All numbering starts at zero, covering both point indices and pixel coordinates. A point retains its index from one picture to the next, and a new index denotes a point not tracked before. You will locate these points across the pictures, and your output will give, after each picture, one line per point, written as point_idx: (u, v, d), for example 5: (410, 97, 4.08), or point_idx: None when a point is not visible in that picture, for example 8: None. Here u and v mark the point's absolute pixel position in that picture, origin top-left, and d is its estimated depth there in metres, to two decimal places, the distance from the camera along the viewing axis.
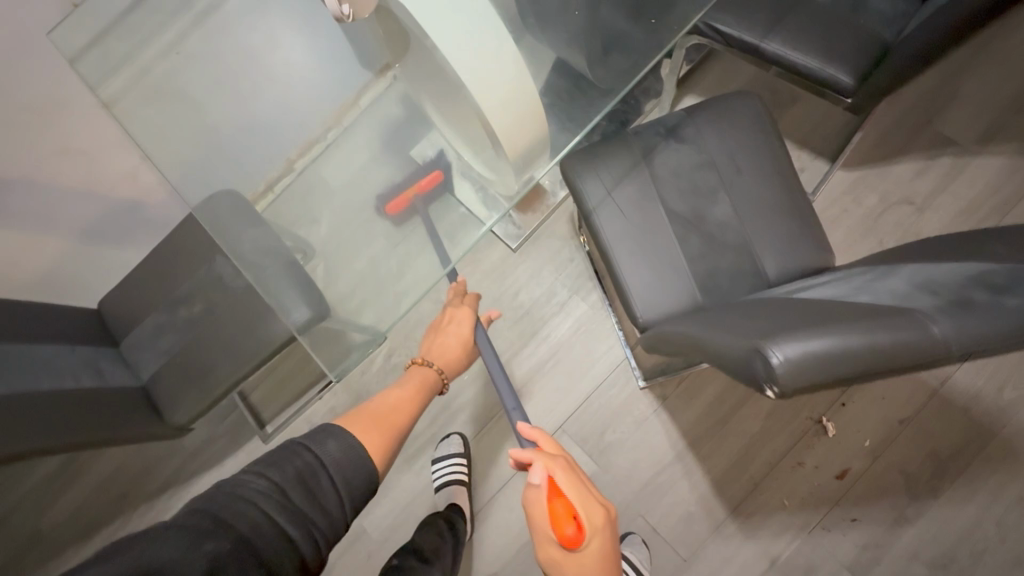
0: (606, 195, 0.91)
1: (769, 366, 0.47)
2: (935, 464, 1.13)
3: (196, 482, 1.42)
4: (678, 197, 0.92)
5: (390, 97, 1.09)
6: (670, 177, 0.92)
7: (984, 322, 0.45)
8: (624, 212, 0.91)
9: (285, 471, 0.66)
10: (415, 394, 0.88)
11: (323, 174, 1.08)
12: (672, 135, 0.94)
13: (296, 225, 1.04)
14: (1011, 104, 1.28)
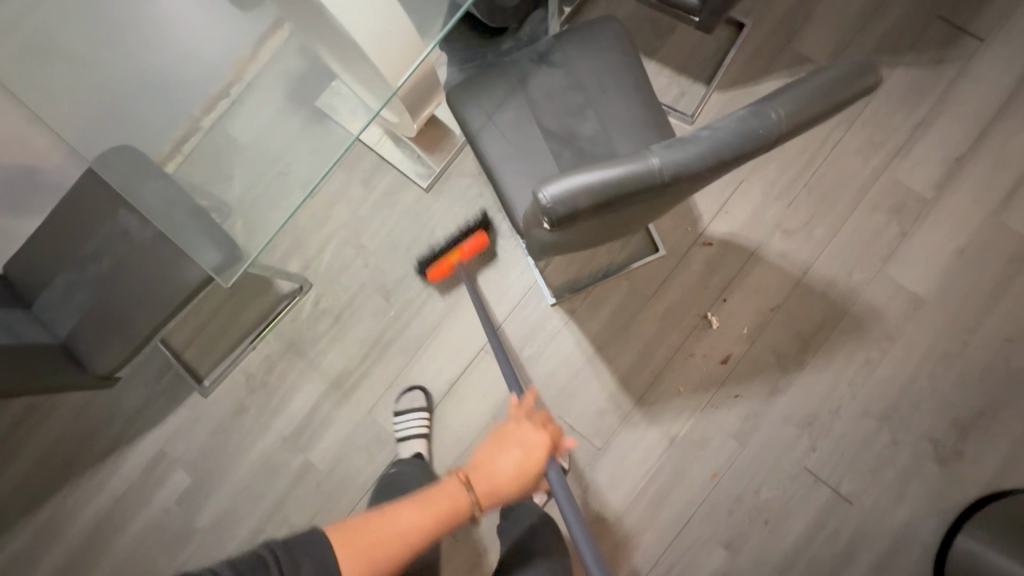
0: (489, 117, 1.00)
1: (539, 202, 0.53)
2: (800, 341, 1.31)
3: (139, 444, 1.45)
4: (552, 117, 1.01)
5: (289, 49, 1.06)
6: (547, 101, 1.01)
7: (692, 148, 0.54)
8: (504, 133, 0.99)
9: (237, 568, 0.62)
10: (444, 509, 0.74)
11: (230, 133, 1.07)
12: (544, 60, 1.02)
13: (209, 183, 1.05)
14: (859, 21, 1.42)
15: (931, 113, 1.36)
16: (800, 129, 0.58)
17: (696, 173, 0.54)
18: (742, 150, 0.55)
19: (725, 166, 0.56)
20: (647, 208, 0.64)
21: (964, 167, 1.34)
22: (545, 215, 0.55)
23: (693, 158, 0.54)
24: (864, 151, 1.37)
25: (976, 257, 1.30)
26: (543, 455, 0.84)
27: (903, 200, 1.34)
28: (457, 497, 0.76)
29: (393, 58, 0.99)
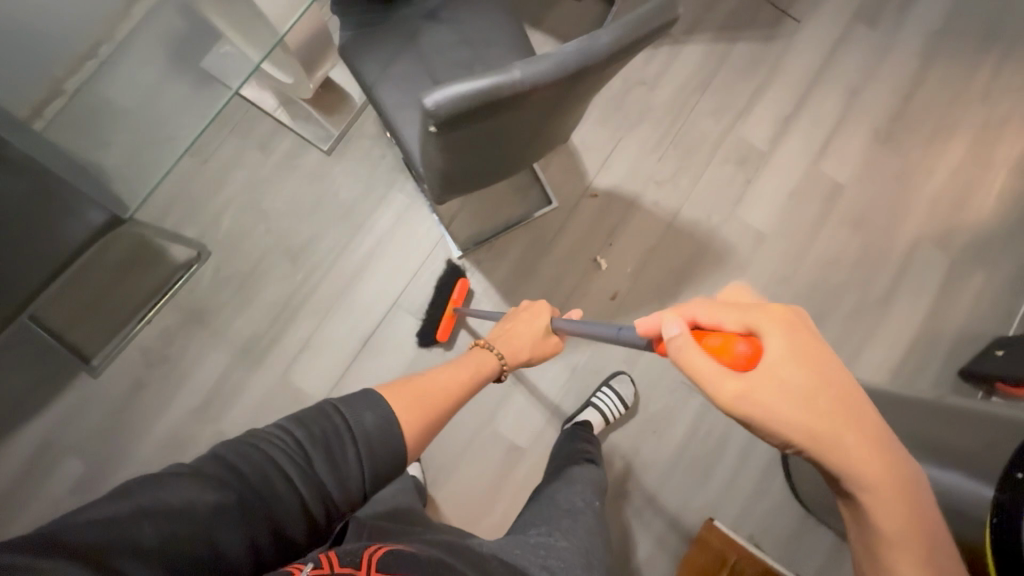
0: (384, 69, 1.06)
1: (424, 108, 0.64)
2: (674, 275, 1.53)
3: (18, 435, 1.33)
4: (445, 70, 1.08)
5: (169, 7, 1.03)
6: (437, 55, 1.08)
7: (542, 64, 0.65)
8: (398, 84, 1.06)
9: (312, 429, 0.66)
10: (477, 373, 0.97)
11: (102, 94, 1.01)
12: (432, 18, 1.10)
13: (87, 150, 1.00)
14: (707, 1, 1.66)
15: (766, 80, 1.63)
16: (639, 42, 0.69)
17: (550, 82, 0.66)
18: (589, 62, 0.66)
19: (576, 76, 0.68)
20: (526, 116, 0.75)
21: (791, 125, 1.62)
22: (431, 120, 0.65)
23: (546, 71, 0.65)
24: (716, 113, 1.61)
25: (802, 198, 1.59)
26: (546, 322, 1.13)
27: (747, 153, 1.60)
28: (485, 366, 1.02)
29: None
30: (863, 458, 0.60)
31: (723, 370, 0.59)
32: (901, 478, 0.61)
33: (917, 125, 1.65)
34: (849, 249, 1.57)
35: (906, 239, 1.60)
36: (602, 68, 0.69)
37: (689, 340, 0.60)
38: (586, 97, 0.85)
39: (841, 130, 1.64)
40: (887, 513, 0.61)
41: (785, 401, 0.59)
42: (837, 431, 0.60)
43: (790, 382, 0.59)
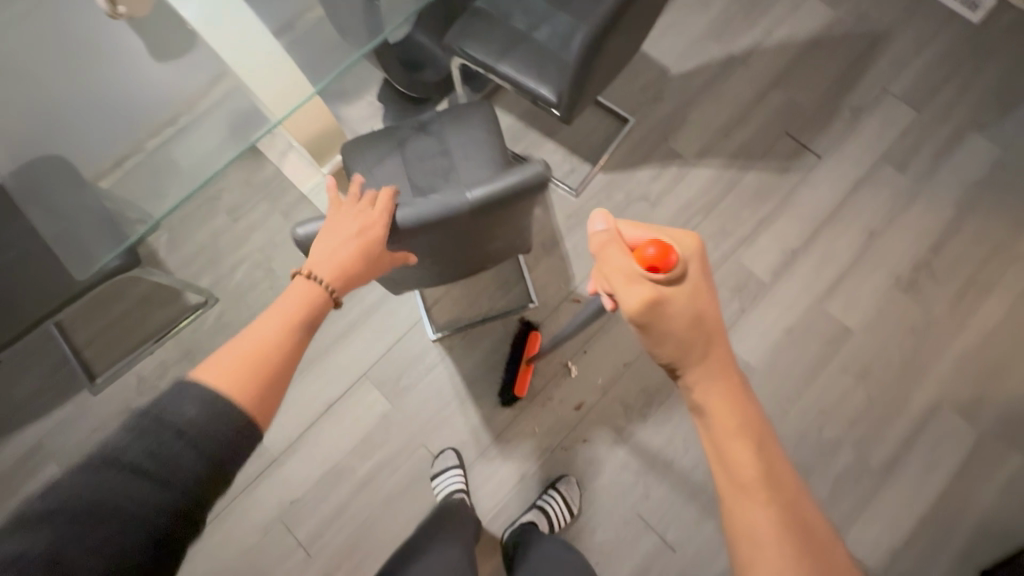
0: (369, 169, 1.19)
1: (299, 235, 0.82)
2: (646, 397, 1.47)
3: (20, 433, 1.50)
4: (421, 176, 1.19)
5: (234, 95, 1.24)
6: (420, 164, 1.20)
7: (405, 213, 0.76)
8: (379, 183, 1.18)
9: (136, 445, 0.58)
10: (342, 275, 0.80)
11: (172, 154, 1.22)
12: (423, 128, 1.22)
13: (143, 200, 1.20)
14: (723, 129, 1.69)
15: (774, 212, 1.61)
16: (503, 202, 0.75)
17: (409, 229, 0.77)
18: (447, 218, 0.75)
19: (439, 227, 0.77)
20: (415, 249, 0.86)
21: (797, 260, 1.56)
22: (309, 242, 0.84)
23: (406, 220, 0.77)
24: (716, 237, 1.59)
25: (800, 337, 1.50)
26: None
27: (744, 281, 1.55)
28: (369, 223, 0.79)
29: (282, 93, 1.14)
30: (711, 390, 0.68)
31: (637, 274, 0.66)
32: (753, 436, 0.66)
33: (942, 279, 1.54)
34: (847, 402, 1.44)
35: (918, 402, 1.44)
36: (469, 219, 0.77)
37: (612, 240, 0.70)
38: (500, 229, 0.90)
39: (853, 272, 1.55)
40: (740, 461, 0.65)
41: (674, 316, 0.66)
42: (710, 366, 0.68)
43: (683, 302, 0.67)
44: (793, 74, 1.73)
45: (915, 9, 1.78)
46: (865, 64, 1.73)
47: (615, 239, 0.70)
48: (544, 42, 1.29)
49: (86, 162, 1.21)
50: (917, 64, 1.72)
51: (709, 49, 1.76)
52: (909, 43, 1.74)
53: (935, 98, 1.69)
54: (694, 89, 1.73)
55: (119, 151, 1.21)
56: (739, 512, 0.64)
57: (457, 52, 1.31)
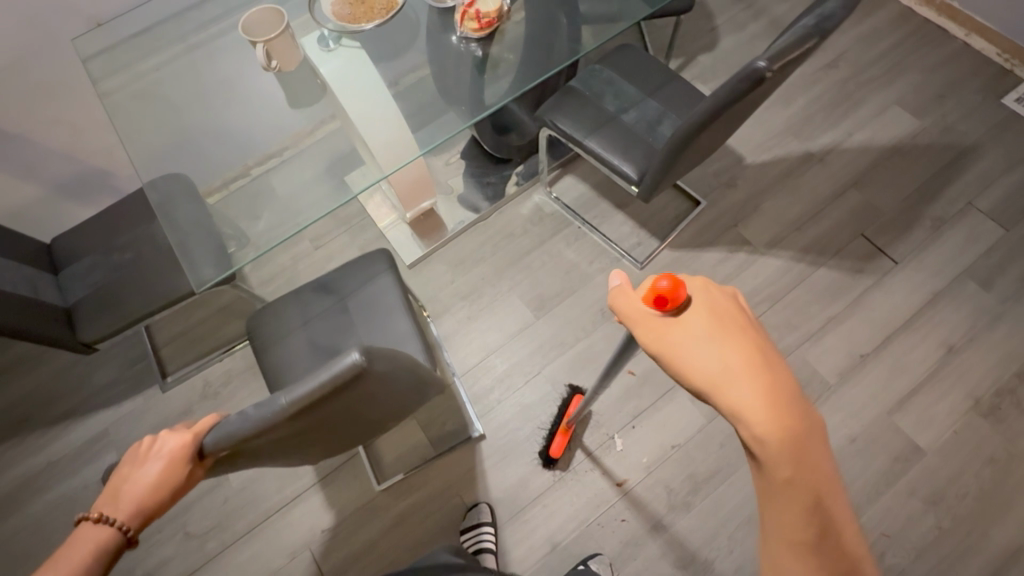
0: (279, 336, 1.21)
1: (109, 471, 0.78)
2: (692, 484, 1.42)
3: (91, 417, 1.60)
4: (327, 333, 1.21)
5: (337, 136, 1.41)
6: (322, 326, 1.22)
7: (215, 435, 0.73)
8: (286, 352, 1.20)
9: None
10: (145, 505, 0.74)
11: (272, 183, 1.39)
12: (322, 288, 1.25)
13: (240, 219, 1.35)
14: (797, 222, 1.69)
15: (845, 311, 1.57)
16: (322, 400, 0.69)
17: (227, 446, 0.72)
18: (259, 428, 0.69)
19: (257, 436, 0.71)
20: (261, 452, 0.80)
21: (865, 365, 1.51)
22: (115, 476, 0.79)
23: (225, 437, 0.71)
24: (781, 329, 1.56)
25: (864, 448, 1.42)
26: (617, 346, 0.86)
27: (807, 379, 1.50)
28: (180, 442, 0.75)
29: (392, 154, 1.22)
30: (766, 433, 0.54)
31: (646, 312, 0.65)
32: (806, 480, 0.53)
33: None
34: (913, 528, 1.34)
35: (997, 544, 1.32)
36: (293, 421, 0.70)
37: (624, 291, 0.68)
38: (371, 404, 0.82)
39: (927, 387, 1.47)
40: (783, 502, 0.53)
41: (694, 348, 0.61)
42: (763, 401, 0.55)
43: (701, 328, 0.62)
44: (872, 177, 1.73)
45: (1006, 127, 1.77)
46: (950, 175, 1.71)
47: (628, 289, 0.68)
48: (631, 124, 1.37)
49: (202, 177, 1.38)
50: (1006, 181, 1.69)
51: (787, 144, 1.80)
52: (998, 159, 1.72)
53: None
54: (769, 180, 1.75)
55: (232, 171, 1.39)
56: (793, 573, 0.52)
57: (546, 123, 1.40)
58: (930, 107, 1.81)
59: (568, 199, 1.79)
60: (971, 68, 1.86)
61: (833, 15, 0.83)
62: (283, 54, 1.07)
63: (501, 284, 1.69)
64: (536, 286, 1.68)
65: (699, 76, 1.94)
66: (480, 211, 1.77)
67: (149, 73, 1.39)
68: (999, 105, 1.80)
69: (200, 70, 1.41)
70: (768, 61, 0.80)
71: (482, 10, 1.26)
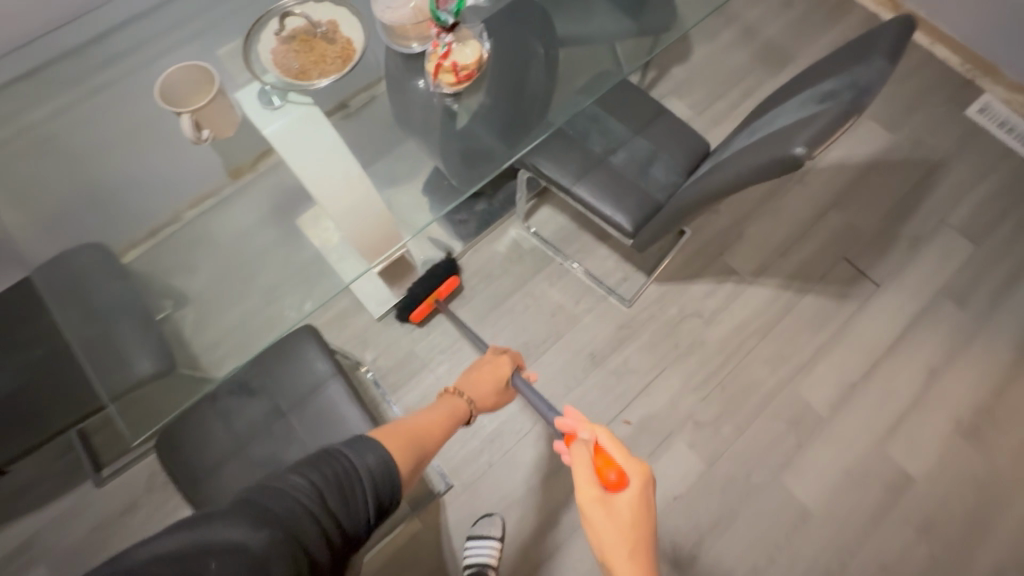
0: (215, 461, 1.03)
1: None
2: (697, 534, 1.38)
3: (14, 525, 1.38)
4: (263, 446, 1.06)
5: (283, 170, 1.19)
6: (255, 438, 1.06)
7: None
8: (226, 477, 1.03)
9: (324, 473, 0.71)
10: None
11: (210, 229, 1.22)
12: (242, 390, 1.09)
13: (171, 274, 1.16)
14: (781, 247, 1.65)
15: (832, 340, 1.55)
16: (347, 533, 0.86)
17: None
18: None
19: None
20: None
21: (856, 394, 1.50)
22: None
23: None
24: (772, 362, 1.53)
25: (859, 480, 1.42)
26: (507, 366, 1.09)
27: (802, 414, 1.48)
28: None
29: (360, 224, 1.05)
30: None
31: (590, 481, 0.73)
32: None
33: (1005, 428, 1.47)
34: (908, 558, 1.36)
35: (982, 566, 1.36)
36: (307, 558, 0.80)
37: (584, 448, 0.76)
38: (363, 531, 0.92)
39: (914, 413, 1.48)
40: None
41: (610, 535, 0.71)
42: None
43: (620, 522, 0.71)
44: (850, 195, 1.71)
45: (970, 139, 1.78)
46: (923, 191, 1.72)
47: (590, 448, 0.76)
48: (620, 167, 1.25)
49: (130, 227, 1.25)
50: (975, 195, 1.71)
51: None
52: (966, 173, 1.74)
53: (993, 233, 1.67)
54: (750, 203, 1.70)
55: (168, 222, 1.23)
56: None
57: (528, 165, 1.27)
58: (901, 120, 1.81)
59: (547, 232, 1.67)
60: (935, 78, 1.86)
61: (870, 87, 0.73)
62: (217, 119, 0.88)
63: (483, 330, 1.57)
64: (520, 332, 1.56)
65: (674, 91, 1.85)
66: (454, 251, 1.63)
67: (42, 127, 1.12)
68: (963, 116, 1.81)
69: (110, 114, 1.17)
70: (807, 147, 0.70)
71: None
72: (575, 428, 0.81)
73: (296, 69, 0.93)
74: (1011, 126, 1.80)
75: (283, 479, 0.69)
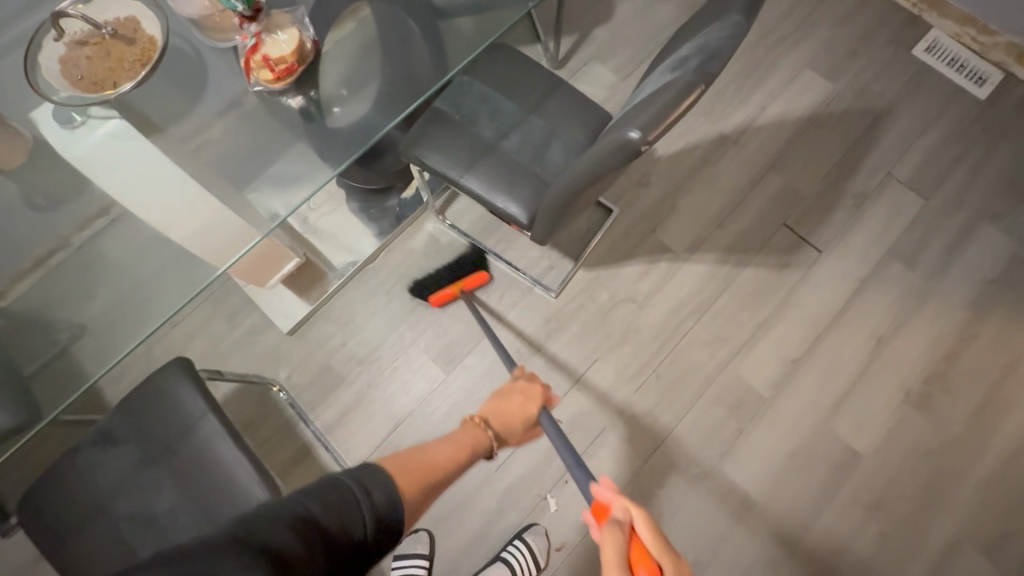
0: (80, 522, 0.95)
1: None
2: None
3: None
4: (129, 499, 0.97)
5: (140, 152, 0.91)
6: (120, 493, 0.97)
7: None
8: (92, 538, 0.95)
9: (326, 504, 0.59)
10: None
11: (104, 249, 0.98)
12: (106, 440, 0.99)
13: (63, 305, 0.97)
14: (718, 219, 1.54)
15: (774, 314, 1.46)
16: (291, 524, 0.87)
17: None
18: None
19: None
20: None
21: (800, 371, 1.41)
22: None
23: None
24: (710, 344, 1.44)
25: (804, 463, 1.35)
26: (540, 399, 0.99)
27: (742, 397, 1.40)
28: None
29: (216, 242, 0.92)
30: None
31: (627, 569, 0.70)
32: None
33: (958, 394, 1.39)
34: (857, 539, 1.30)
35: (935, 542, 1.29)
36: None
37: (622, 530, 0.74)
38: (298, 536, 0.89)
39: (862, 385, 1.40)
40: None
41: None
42: None
43: None
44: (791, 155, 1.59)
45: (918, 82, 1.65)
46: (867, 144, 1.59)
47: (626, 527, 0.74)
48: (513, 152, 1.13)
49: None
50: (923, 144, 1.59)
51: (699, 127, 1.61)
52: (913, 120, 1.61)
53: (943, 184, 1.55)
54: (683, 173, 1.57)
55: (38, 249, 0.97)
56: None
57: (412, 159, 1.14)
58: (842, 67, 1.66)
59: (466, 224, 1.55)
60: (878, 17, 1.71)
61: (720, 51, 0.63)
62: None
63: (400, 334, 1.46)
64: (441, 335, 1.46)
65: (596, 56, 1.70)
66: (365, 253, 1.51)
67: None
68: (909, 58, 1.67)
69: None
70: (643, 130, 0.60)
71: (269, 50, 0.90)
72: (609, 501, 0.78)
73: (83, 77, 0.82)
74: (961, 64, 1.66)
75: (286, 509, 0.58)
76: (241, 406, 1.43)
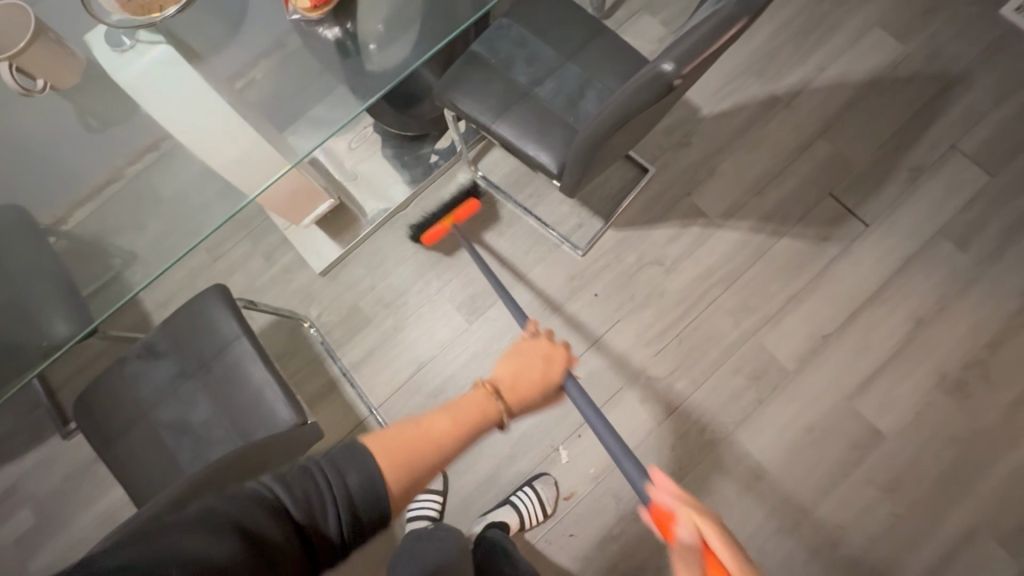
0: (125, 425, 1.04)
1: None
2: None
3: None
4: (169, 409, 1.06)
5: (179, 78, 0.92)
6: (158, 404, 1.06)
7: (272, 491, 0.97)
8: (134, 441, 1.04)
9: (296, 487, 0.56)
10: None
11: (153, 183, 1.03)
12: (147, 355, 1.07)
13: (117, 234, 1.03)
14: (758, 185, 1.48)
15: (808, 287, 1.41)
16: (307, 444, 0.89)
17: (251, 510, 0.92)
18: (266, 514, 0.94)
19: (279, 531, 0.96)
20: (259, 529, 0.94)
21: (828, 346, 1.37)
22: None
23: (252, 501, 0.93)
24: (736, 314, 1.41)
25: (822, 438, 1.33)
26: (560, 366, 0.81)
27: (764, 368, 1.37)
28: None
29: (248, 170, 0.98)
30: None
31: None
32: None
33: (998, 383, 1.32)
34: (869, 518, 1.28)
35: (952, 529, 1.26)
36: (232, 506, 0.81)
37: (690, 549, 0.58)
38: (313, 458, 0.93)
39: (893, 366, 1.35)
40: None
41: None
42: None
43: None
44: (845, 122, 1.49)
45: (998, 47, 1.50)
46: (931, 113, 1.48)
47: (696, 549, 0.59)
48: (548, 98, 1.11)
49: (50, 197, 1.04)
50: (995, 115, 1.46)
51: (748, 87, 1.53)
52: (988, 89, 1.48)
53: (1012, 160, 1.44)
54: (726, 135, 1.51)
55: (98, 177, 1.03)
56: None
57: (445, 103, 1.13)
58: (915, 27, 1.53)
59: (497, 176, 1.55)
60: None
61: None
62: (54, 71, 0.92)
63: (427, 281, 1.50)
64: (466, 285, 1.49)
65: (646, 7, 1.62)
66: (396, 201, 1.53)
67: None
68: (993, 19, 1.52)
69: None
70: (676, 63, 0.61)
71: None
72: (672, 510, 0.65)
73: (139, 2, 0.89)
74: None
75: (250, 490, 0.55)
76: (274, 340, 1.50)
